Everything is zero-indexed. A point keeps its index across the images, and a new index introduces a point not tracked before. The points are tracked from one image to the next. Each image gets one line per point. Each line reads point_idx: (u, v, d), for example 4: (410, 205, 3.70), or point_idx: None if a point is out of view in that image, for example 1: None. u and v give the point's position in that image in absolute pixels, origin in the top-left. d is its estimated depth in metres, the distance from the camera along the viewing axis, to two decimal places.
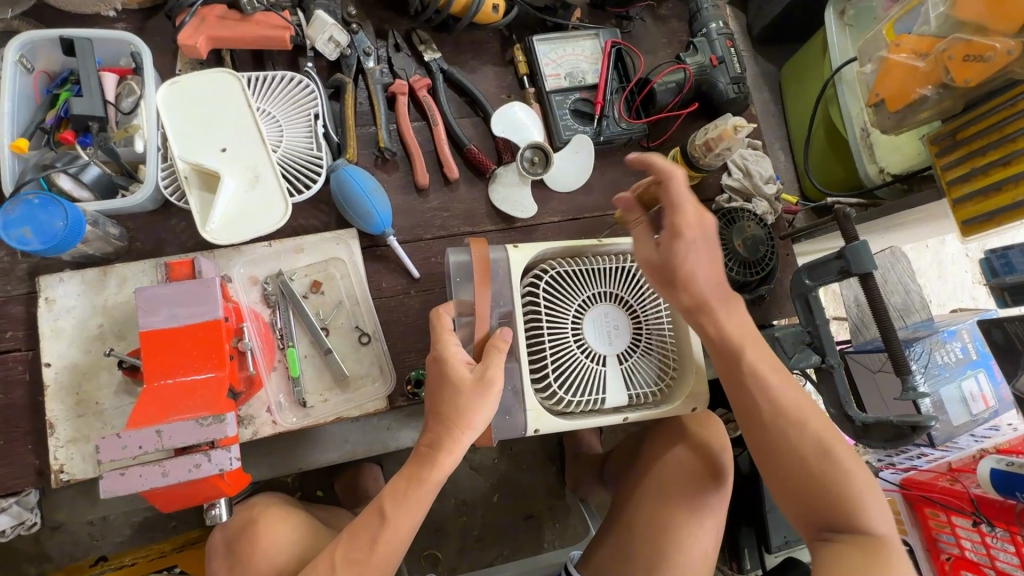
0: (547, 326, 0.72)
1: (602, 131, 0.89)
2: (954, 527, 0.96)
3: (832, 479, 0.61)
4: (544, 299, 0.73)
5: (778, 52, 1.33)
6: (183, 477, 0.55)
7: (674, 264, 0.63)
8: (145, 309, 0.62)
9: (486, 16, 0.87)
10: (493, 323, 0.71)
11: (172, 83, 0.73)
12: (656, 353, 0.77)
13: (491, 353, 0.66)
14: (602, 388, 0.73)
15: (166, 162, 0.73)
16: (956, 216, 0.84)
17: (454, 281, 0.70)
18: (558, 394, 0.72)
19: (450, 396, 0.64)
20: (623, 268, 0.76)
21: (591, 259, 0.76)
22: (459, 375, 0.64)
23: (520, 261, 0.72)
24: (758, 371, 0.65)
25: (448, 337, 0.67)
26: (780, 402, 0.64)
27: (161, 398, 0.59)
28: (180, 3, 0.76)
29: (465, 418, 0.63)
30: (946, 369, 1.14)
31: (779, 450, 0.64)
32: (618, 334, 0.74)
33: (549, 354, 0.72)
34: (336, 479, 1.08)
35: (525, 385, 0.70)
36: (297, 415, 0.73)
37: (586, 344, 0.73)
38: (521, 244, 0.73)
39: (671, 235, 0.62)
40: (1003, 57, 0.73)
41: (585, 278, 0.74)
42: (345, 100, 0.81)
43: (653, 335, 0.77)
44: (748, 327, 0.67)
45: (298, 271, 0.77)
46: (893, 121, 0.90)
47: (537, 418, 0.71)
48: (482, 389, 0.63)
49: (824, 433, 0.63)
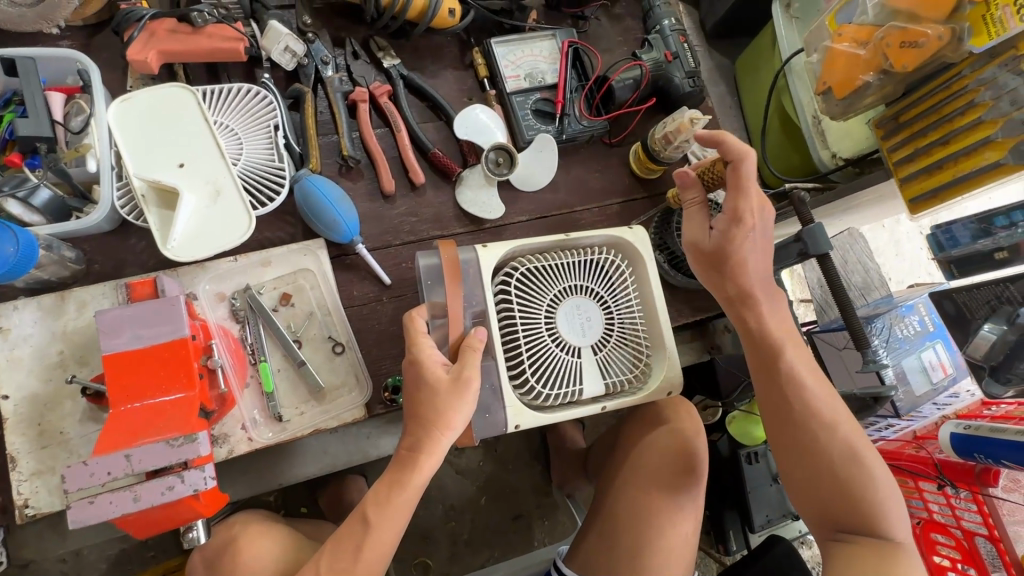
0: (520, 322, 0.73)
1: (564, 129, 0.90)
2: (922, 493, 1.01)
3: (860, 487, 0.63)
4: (516, 296, 0.74)
5: (731, 46, 1.37)
6: (156, 500, 0.54)
7: (729, 253, 0.65)
8: (108, 333, 0.60)
9: (443, 21, 0.87)
10: (468, 323, 0.71)
11: (123, 100, 0.71)
12: (630, 342, 0.78)
13: (467, 353, 0.66)
14: (579, 380, 0.74)
15: (121, 181, 0.71)
16: (905, 195, 0.88)
17: (425, 283, 0.70)
18: (535, 388, 0.73)
19: (429, 398, 0.64)
20: (591, 260, 0.78)
21: (561, 253, 0.77)
22: (436, 376, 0.65)
23: (488, 261, 0.73)
24: (801, 377, 0.66)
25: (424, 341, 0.68)
26: (815, 408, 0.65)
27: (129, 422, 0.58)
28: (126, 18, 0.74)
29: (445, 418, 0.63)
30: (906, 342, 1.18)
31: (810, 456, 0.65)
32: (591, 326, 0.76)
33: (524, 349, 0.73)
34: (322, 492, 1.07)
35: (502, 382, 0.71)
36: (272, 430, 0.72)
37: (560, 337, 0.74)
38: (490, 244, 0.74)
39: (731, 222, 0.64)
40: (936, 42, 0.77)
41: (557, 272, 0.75)
42: (305, 110, 0.80)
43: (625, 324, 0.78)
44: (786, 325, 0.69)
45: (267, 283, 0.76)
46: (841, 107, 0.94)
47: (516, 415, 0.71)
48: (459, 390, 0.64)
49: (854, 439, 0.64)
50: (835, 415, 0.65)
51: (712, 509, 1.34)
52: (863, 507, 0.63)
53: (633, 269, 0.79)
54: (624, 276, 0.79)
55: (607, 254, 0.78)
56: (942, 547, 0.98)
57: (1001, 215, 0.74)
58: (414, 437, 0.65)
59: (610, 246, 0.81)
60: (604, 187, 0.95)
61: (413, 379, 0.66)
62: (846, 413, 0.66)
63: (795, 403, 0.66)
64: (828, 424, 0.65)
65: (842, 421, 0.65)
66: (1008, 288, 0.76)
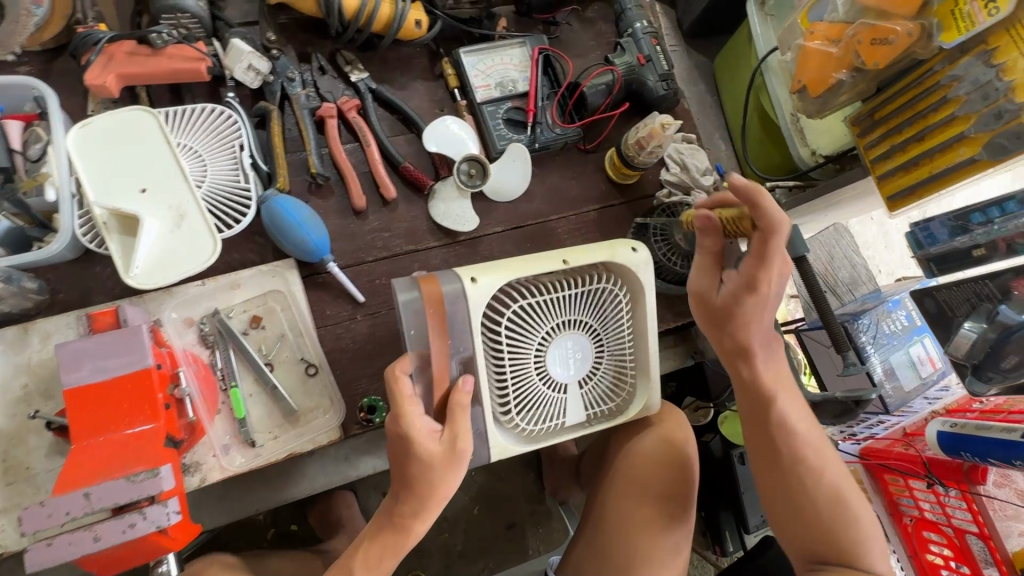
0: (510, 361, 0.68)
1: (536, 138, 0.89)
2: (912, 491, 0.99)
3: (843, 526, 0.64)
4: (506, 333, 0.68)
5: (709, 45, 1.36)
6: (118, 538, 0.52)
7: (736, 316, 0.64)
8: (68, 367, 0.59)
9: (409, 32, 0.86)
10: (454, 371, 0.66)
11: (83, 125, 0.70)
12: (617, 372, 0.76)
13: (456, 415, 0.63)
14: (562, 414, 0.72)
15: (82, 209, 0.70)
16: (883, 192, 0.87)
17: (404, 322, 0.62)
18: (517, 422, 0.71)
19: (419, 470, 0.62)
20: (588, 291, 0.71)
21: (557, 282, 0.69)
22: (426, 448, 0.61)
23: (478, 306, 0.64)
24: (793, 425, 0.66)
25: (410, 409, 0.62)
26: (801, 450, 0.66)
27: (91, 458, 0.57)
28: (83, 42, 0.73)
29: (438, 489, 0.62)
30: (894, 338, 1.17)
31: (797, 498, 0.65)
32: (580, 359, 0.72)
33: (511, 388, 0.69)
34: (310, 510, 1.06)
35: (488, 425, 0.69)
36: (245, 456, 0.71)
37: (547, 373, 0.70)
38: (479, 279, 0.64)
39: (746, 289, 0.61)
40: (905, 38, 0.76)
41: (552, 307, 0.68)
42: (272, 128, 0.79)
43: (615, 355, 0.75)
44: (780, 375, 0.67)
45: (236, 305, 0.75)
46: (817, 105, 0.93)
47: (500, 451, 0.71)
48: (450, 462, 0.62)
49: (840, 484, 0.65)
50: (819, 454, 0.66)
51: (707, 511, 1.33)
52: (844, 544, 0.64)
53: (630, 299, 0.73)
54: (619, 304, 0.73)
55: (607, 281, 0.72)
56: (934, 544, 0.98)
57: (978, 211, 0.73)
58: (404, 505, 0.63)
59: (608, 268, 0.73)
60: (581, 194, 0.94)
61: (398, 445, 0.63)
62: (832, 459, 0.67)
63: (782, 447, 0.66)
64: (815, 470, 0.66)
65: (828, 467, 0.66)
66: (987, 285, 0.75)
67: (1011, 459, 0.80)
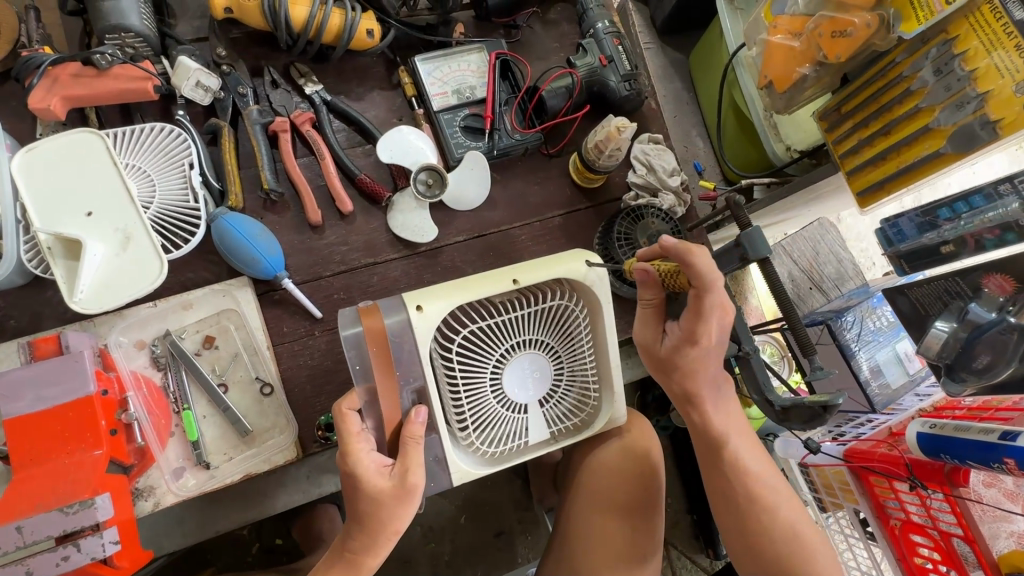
0: (464, 383, 0.67)
1: (495, 144, 0.88)
2: (897, 493, 0.96)
3: (800, 560, 0.65)
4: (459, 357, 0.67)
5: (682, 41, 1.34)
6: (51, 571, 0.52)
7: (679, 365, 0.65)
8: (9, 396, 0.58)
9: (362, 42, 0.85)
10: (406, 402, 0.64)
11: (27, 150, 0.69)
12: (578, 388, 0.74)
13: (408, 447, 0.61)
14: (523, 436, 0.71)
15: (28, 233, 0.69)
16: (853, 186, 0.84)
17: (349, 361, 0.61)
18: (475, 445, 0.69)
19: (369, 505, 0.60)
20: (544, 309, 0.69)
21: (511, 303, 0.68)
22: (375, 484, 0.60)
23: (426, 336, 0.64)
24: (746, 465, 0.67)
25: (359, 448, 0.61)
26: (756, 491, 0.67)
27: (33, 488, 0.56)
28: (26, 66, 0.72)
29: (389, 525, 0.61)
30: (879, 334, 1.14)
31: (759, 542, 0.66)
32: (538, 378, 0.70)
33: (467, 411, 0.67)
34: (288, 526, 1.05)
35: (447, 454, 0.67)
36: (199, 479, 0.70)
37: (504, 394, 0.69)
38: (425, 307, 0.64)
39: (686, 340, 0.63)
40: (864, 30, 0.74)
41: (506, 327, 0.67)
42: (223, 145, 0.78)
43: (575, 371, 0.73)
44: (731, 415, 0.69)
45: (187, 324, 0.74)
46: (784, 100, 0.90)
47: (462, 477, 0.69)
48: (400, 499, 0.60)
49: (794, 518, 0.66)
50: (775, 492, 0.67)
51: (697, 515, 1.31)
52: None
53: (589, 314, 0.72)
54: (578, 321, 0.72)
55: (565, 297, 0.70)
56: (921, 547, 0.94)
57: (945, 206, 0.71)
58: (356, 539, 0.62)
59: (565, 284, 0.72)
60: (545, 200, 0.93)
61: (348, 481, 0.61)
62: (786, 494, 0.68)
63: (739, 494, 0.67)
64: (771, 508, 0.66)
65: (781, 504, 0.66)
66: (958, 283, 0.74)
67: (989, 461, 0.79)
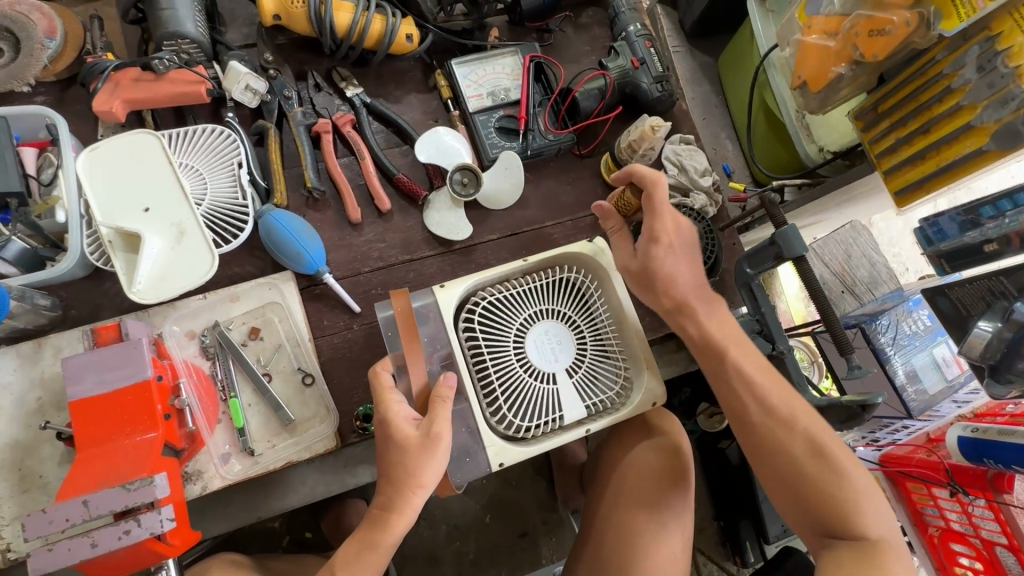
0: (488, 353, 0.71)
1: (529, 144, 0.89)
2: (937, 500, 0.95)
3: (829, 481, 0.60)
4: (481, 330, 0.72)
5: (712, 44, 1.34)
6: (113, 545, 0.55)
7: (655, 267, 0.68)
8: (73, 379, 0.62)
9: (401, 46, 0.88)
10: (435, 368, 0.70)
11: (90, 150, 0.73)
12: (606, 359, 0.75)
13: (436, 405, 0.64)
14: (557, 407, 0.71)
15: (91, 228, 0.73)
16: (891, 186, 0.83)
17: (387, 336, 0.68)
18: (509, 418, 0.71)
19: (397, 456, 0.62)
20: (556, 281, 0.75)
21: (523, 278, 0.75)
22: (403, 432, 0.62)
23: (448, 304, 0.71)
24: (749, 377, 0.64)
25: (391, 397, 0.65)
26: (771, 408, 0.63)
27: (96, 466, 0.59)
28: (91, 71, 0.77)
29: (415, 471, 0.61)
30: (916, 339, 1.12)
31: (777, 464, 0.62)
32: (562, 348, 0.73)
33: (495, 379, 0.71)
34: (320, 518, 1.07)
35: (480, 424, 0.69)
36: (244, 464, 0.73)
37: (530, 363, 0.71)
38: (447, 284, 0.73)
39: (650, 242, 0.68)
40: (902, 28, 0.74)
41: (521, 298, 0.73)
42: (269, 146, 0.81)
43: (599, 342, 0.75)
44: (726, 326, 0.67)
45: (236, 315, 0.77)
46: (818, 100, 0.90)
47: (499, 454, 0.69)
48: (424, 446, 0.61)
49: (814, 431, 0.62)
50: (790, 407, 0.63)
51: (724, 520, 1.29)
52: (838, 508, 0.59)
53: (599, 284, 0.77)
54: (590, 292, 0.77)
55: (574, 268, 0.76)
56: (963, 557, 0.92)
57: (988, 205, 0.70)
58: (385, 495, 0.62)
59: (575, 261, 0.78)
60: (577, 199, 0.94)
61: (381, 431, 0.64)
62: (801, 407, 0.63)
63: (753, 414, 0.64)
64: (789, 423, 0.63)
65: (799, 417, 0.62)
66: (1003, 282, 0.73)
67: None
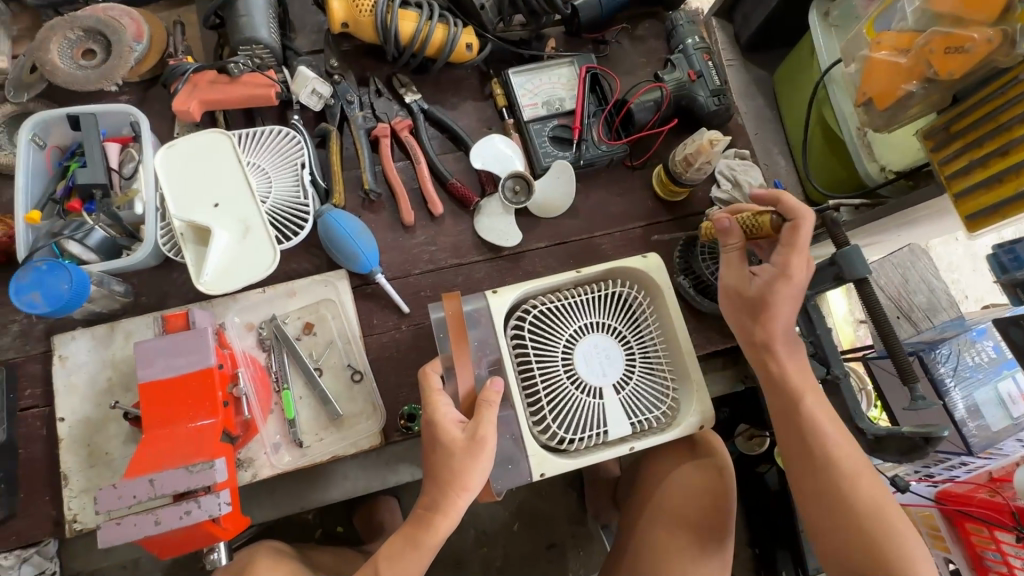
0: (536, 362, 0.71)
1: (582, 154, 0.90)
2: (999, 544, 0.88)
3: (885, 541, 0.60)
4: (530, 338, 0.72)
5: (768, 58, 1.32)
6: (175, 523, 0.57)
7: (768, 301, 0.66)
8: (145, 362, 0.65)
9: (461, 55, 0.90)
10: (482, 373, 0.69)
11: (168, 147, 0.77)
12: (654, 376, 0.74)
13: (482, 410, 0.64)
14: (602, 423, 0.71)
15: (165, 220, 0.77)
16: (960, 210, 0.80)
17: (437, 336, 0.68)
18: (553, 430, 0.70)
19: (444, 460, 0.63)
20: (608, 294, 0.75)
21: (575, 289, 0.75)
22: (449, 436, 0.63)
23: (500, 311, 0.71)
24: (822, 423, 0.65)
25: (438, 399, 0.66)
26: (838, 460, 0.64)
27: (161, 447, 0.62)
28: (173, 73, 0.81)
29: (461, 477, 0.62)
30: (979, 371, 1.06)
31: (838, 512, 0.62)
32: (611, 363, 0.72)
33: (541, 389, 0.70)
34: (354, 514, 1.09)
35: (523, 432, 0.69)
36: (293, 455, 0.75)
37: (578, 376, 0.71)
38: (499, 289, 0.73)
39: (778, 275, 0.65)
40: (985, 45, 0.71)
41: (572, 310, 0.73)
42: (330, 148, 0.84)
43: (648, 359, 0.75)
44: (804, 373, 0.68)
45: (293, 310, 0.80)
46: (885, 118, 0.87)
47: (541, 464, 0.69)
48: (469, 451, 0.62)
49: (876, 490, 0.62)
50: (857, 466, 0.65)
51: (761, 548, 1.25)
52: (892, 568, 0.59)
53: (652, 302, 0.76)
54: (642, 308, 0.76)
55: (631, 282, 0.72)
56: None
57: None
58: (428, 497, 0.64)
59: (629, 276, 0.78)
60: (626, 211, 0.94)
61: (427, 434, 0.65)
62: (867, 466, 0.64)
63: (825, 468, 0.64)
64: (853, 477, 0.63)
65: (862, 474, 0.63)
66: None
67: None
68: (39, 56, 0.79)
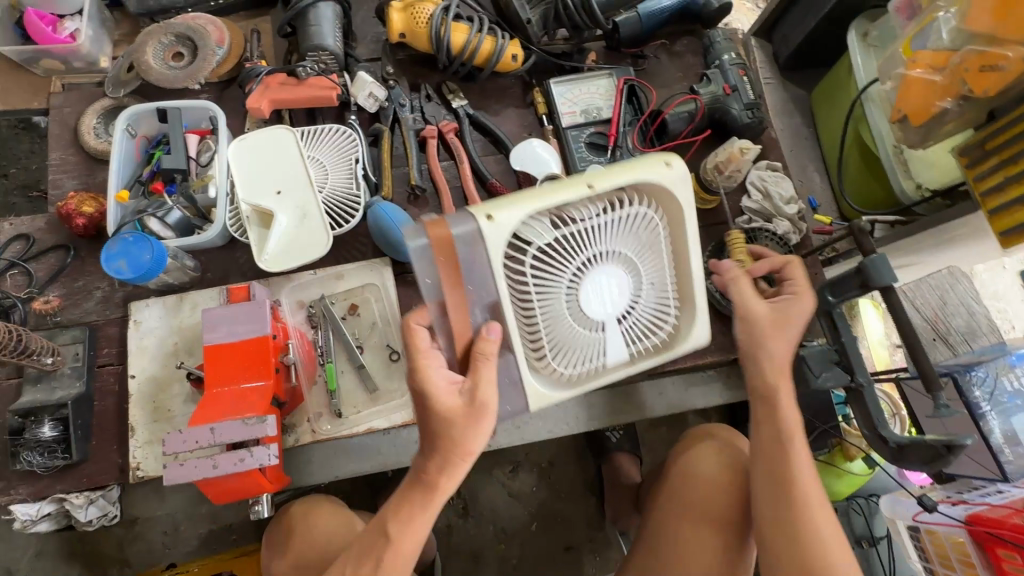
0: (537, 296, 0.63)
1: (616, 160, 0.94)
2: None
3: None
4: (531, 268, 0.63)
5: (806, 76, 1.33)
6: (230, 469, 0.63)
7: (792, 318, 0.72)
8: (210, 327, 0.72)
9: (506, 65, 0.97)
10: (478, 318, 0.62)
11: (239, 140, 0.86)
12: (661, 304, 0.69)
13: (481, 366, 0.60)
14: (602, 355, 0.66)
15: (233, 204, 0.85)
16: (993, 227, 0.81)
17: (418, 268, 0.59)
18: (552, 366, 0.65)
19: (441, 427, 0.60)
20: (624, 219, 0.64)
21: (584, 212, 0.62)
22: (445, 390, 0.61)
23: (496, 244, 0.60)
24: (794, 451, 0.68)
25: (426, 357, 0.62)
26: (802, 489, 0.66)
27: (220, 402, 0.69)
28: (248, 74, 0.91)
29: (460, 443, 0.61)
30: (1019, 397, 1.04)
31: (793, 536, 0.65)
32: (618, 293, 0.65)
33: (541, 325, 0.63)
34: (381, 496, 1.14)
35: (521, 375, 0.65)
36: (332, 424, 0.81)
37: (581, 311, 0.64)
38: (495, 214, 0.60)
39: (791, 301, 0.73)
40: (1019, 64, 0.73)
41: (582, 238, 0.62)
42: (381, 146, 0.92)
43: (658, 287, 0.67)
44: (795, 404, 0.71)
45: (340, 291, 0.86)
46: (920, 134, 0.89)
47: (538, 400, 0.67)
48: (468, 416, 0.60)
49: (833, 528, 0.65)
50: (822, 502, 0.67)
51: None
52: None
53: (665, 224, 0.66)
54: (657, 228, 0.66)
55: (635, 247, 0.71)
56: None
57: None
58: (432, 467, 0.62)
59: (646, 193, 0.67)
60: None
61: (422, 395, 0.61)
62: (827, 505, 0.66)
63: (789, 496, 0.67)
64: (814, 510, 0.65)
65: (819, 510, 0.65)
66: None
67: None
68: (137, 58, 0.90)
